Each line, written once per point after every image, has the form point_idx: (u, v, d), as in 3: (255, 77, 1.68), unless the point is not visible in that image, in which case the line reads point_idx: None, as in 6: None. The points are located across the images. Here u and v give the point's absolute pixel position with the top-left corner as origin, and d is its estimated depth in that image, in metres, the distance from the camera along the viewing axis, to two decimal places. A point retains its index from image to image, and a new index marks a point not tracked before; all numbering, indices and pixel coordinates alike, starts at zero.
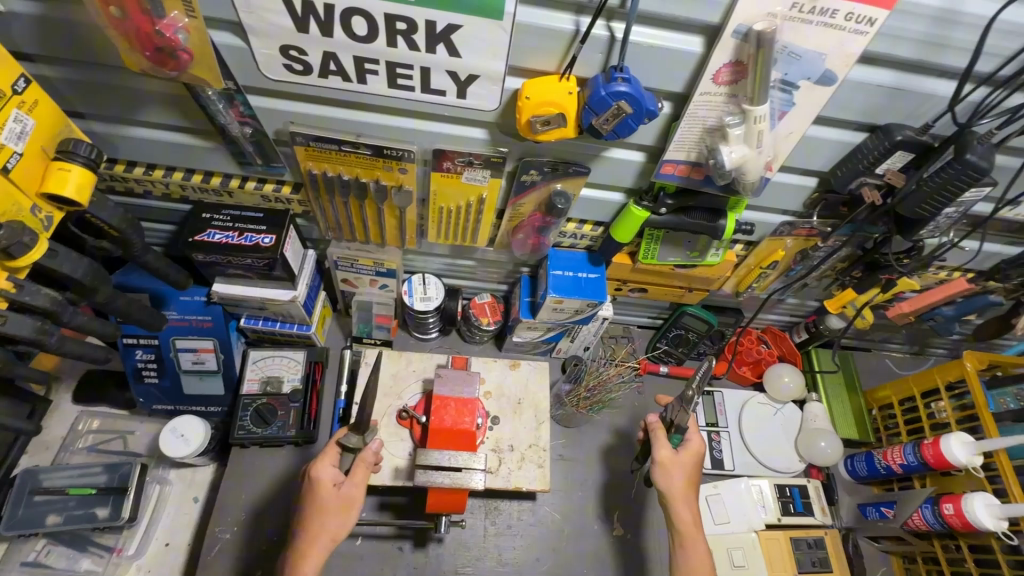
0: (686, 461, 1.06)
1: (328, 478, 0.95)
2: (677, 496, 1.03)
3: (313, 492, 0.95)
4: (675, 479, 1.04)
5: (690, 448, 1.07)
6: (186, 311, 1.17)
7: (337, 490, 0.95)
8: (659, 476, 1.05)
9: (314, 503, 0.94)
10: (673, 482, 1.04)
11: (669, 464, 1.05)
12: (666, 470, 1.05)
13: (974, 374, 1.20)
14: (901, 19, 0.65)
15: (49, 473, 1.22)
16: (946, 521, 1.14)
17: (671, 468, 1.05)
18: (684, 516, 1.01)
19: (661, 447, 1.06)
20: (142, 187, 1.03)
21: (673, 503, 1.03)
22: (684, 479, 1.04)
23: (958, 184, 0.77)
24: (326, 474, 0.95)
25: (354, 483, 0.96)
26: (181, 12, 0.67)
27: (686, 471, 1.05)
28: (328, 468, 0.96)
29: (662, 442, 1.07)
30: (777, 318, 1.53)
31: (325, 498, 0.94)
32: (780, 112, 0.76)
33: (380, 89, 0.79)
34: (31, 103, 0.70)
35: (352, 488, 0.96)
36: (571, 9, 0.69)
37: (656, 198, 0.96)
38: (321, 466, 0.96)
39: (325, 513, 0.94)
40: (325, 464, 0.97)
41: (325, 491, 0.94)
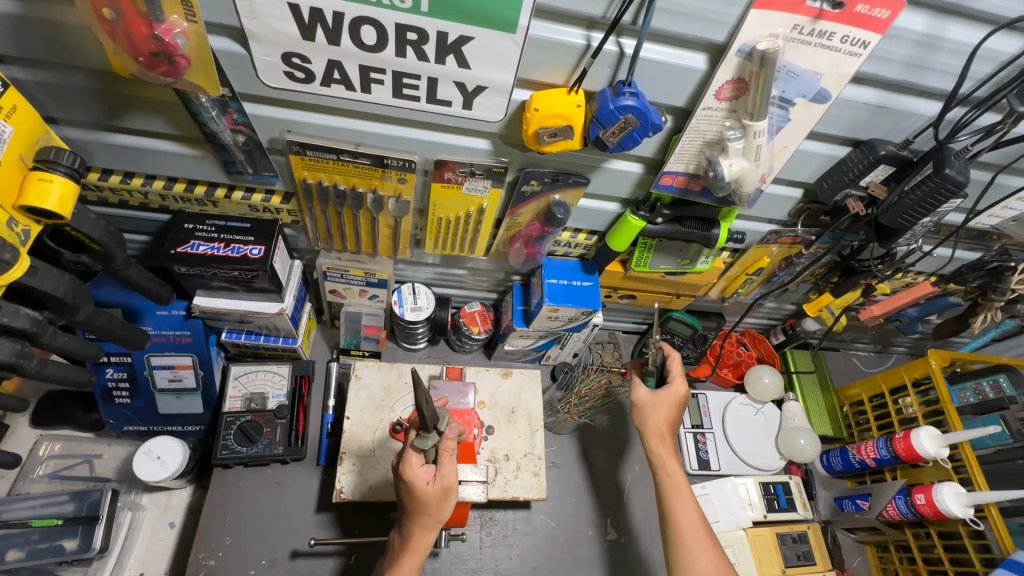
0: (662, 402, 1.09)
1: (422, 478, 0.88)
2: (655, 433, 1.07)
3: (410, 494, 0.88)
4: (651, 418, 1.08)
5: (668, 391, 1.09)
6: (163, 326, 1.10)
7: (433, 485, 0.88)
8: (637, 416, 1.10)
9: (415, 503, 0.89)
10: (649, 421, 1.08)
11: (644, 403, 1.09)
12: (644, 409, 1.09)
13: (938, 371, 1.28)
14: (890, 43, 0.69)
15: (7, 504, 1.13)
16: (917, 510, 1.21)
17: (649, 408, 1.09)
18: (661, 451, 1.06)
19: (637, 390, 1.10)
20: (117, 196, 0.97)
21: (649, 438, 1.08)
22: (661, 418, 1.08)
23: (938, 197, 0.83)
24: (418, 474, 0.88)
25: (452, 471, 0.89)
26: (181, 16, 0.64)
27: (664, 410, 1.08)
28: (417, 469, 0.89)
29: (639, 384, 1.12)
30: (755, 321, 1.58)
31: (423, 496, 0.88)
32: (777, 127, 0.79)
33: (384, 99, 0.78)
34: (11, 109, 0.65)
35: (449, 475, 0.89)
36: (582, 24, 0.70)
37: (653, 208, 0.98)
38: (410, 469, 0.88)
39: (434, 507, 0.89)
40: (412, 465, 0.89)
41: (422, 493, 0.88)
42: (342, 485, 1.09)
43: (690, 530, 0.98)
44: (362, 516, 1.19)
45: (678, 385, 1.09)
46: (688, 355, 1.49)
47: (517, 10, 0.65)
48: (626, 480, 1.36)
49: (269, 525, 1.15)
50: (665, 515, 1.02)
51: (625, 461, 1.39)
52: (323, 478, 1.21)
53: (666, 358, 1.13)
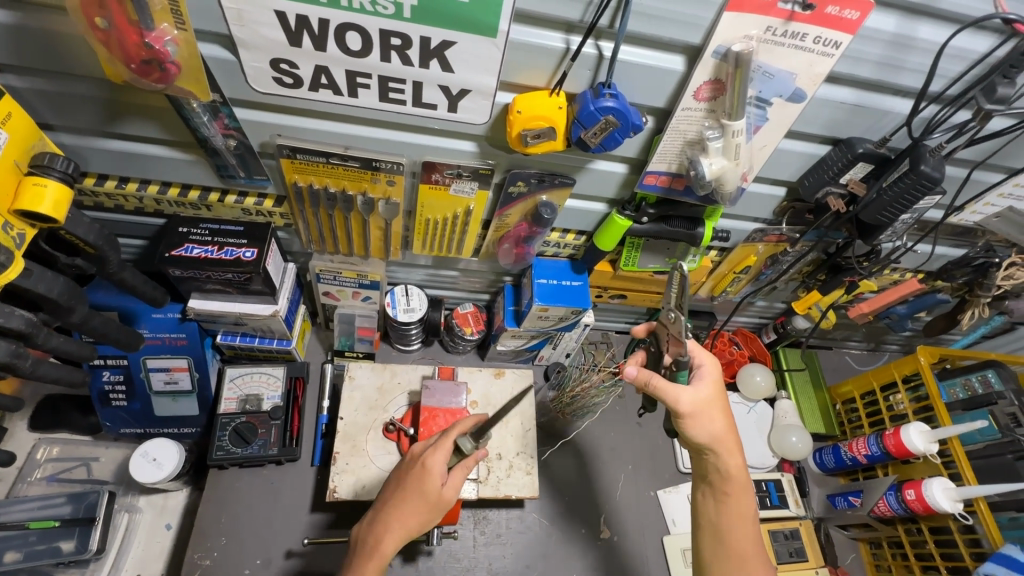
0: (714, 397, 0.88)
1: (438, 473, 0.90)
2: (720, 440, 0.87)
3: (419, 480, 0.89)
4: (710, 422, 0.87)
5: (702, 377, 0.89)
6: (159, 329, 1.12)
7: (440, 488, 0.89)
8: (695, 423, 0.86)
9: (416, 491, 0.89)
10: (711, 428, 0.87)
11: (695, 410, 0.86)
12: (699, 416, 0.86)
13: (927, 367, 1.29)
14: (861, 44, 0.71)
15: (5, 507, 1.14)
16: (908, 505, 1.22)
17: (703, 412, 0.87)
18: (735, 464, 0.89)
19: (685, 397, 0.85)
20: (113, 201, 0.99)
21: (717, 450, 0.88)
22: (719, 418, 0.88)
23: (915, 193, 0.85)
24: (437, 466, 0.90)
25: (458, 488, 0.91)
26: (171, 24, 0.66)
27: (718, 406, 0.88)
28: (441, 463, 0.90)
29: (678, 389, 0.86)
30: (747, 320, 1.60)
31: (427, 489, 0.89)
32: (755, 127, 0.81)
33: (372, 102, 0.80)
34: (5, 116, 0.67)
35: (452, 490, 0.90)
36: (562, 28, 0.71)
37: (638, 208, 1.00)
38: (435, 457, 0.91)
39: (423, 508, 0.88)
40: (438, 455, 0.91)
41: (430, 485, 0.89)
42: (335, 484, 1.09)
43: (748, 546, 0.87)
44: (356, 516, 1.20)
45: (708, 360, 0.91)
46: None
47: (498, 15, 0.67)
48: (619, 478, 1.37)
49: (264, 526, 1.16)
50: (719, 526, 0.90)
51: (618, 460, 1.40)
52: (317, 478, 1.22)
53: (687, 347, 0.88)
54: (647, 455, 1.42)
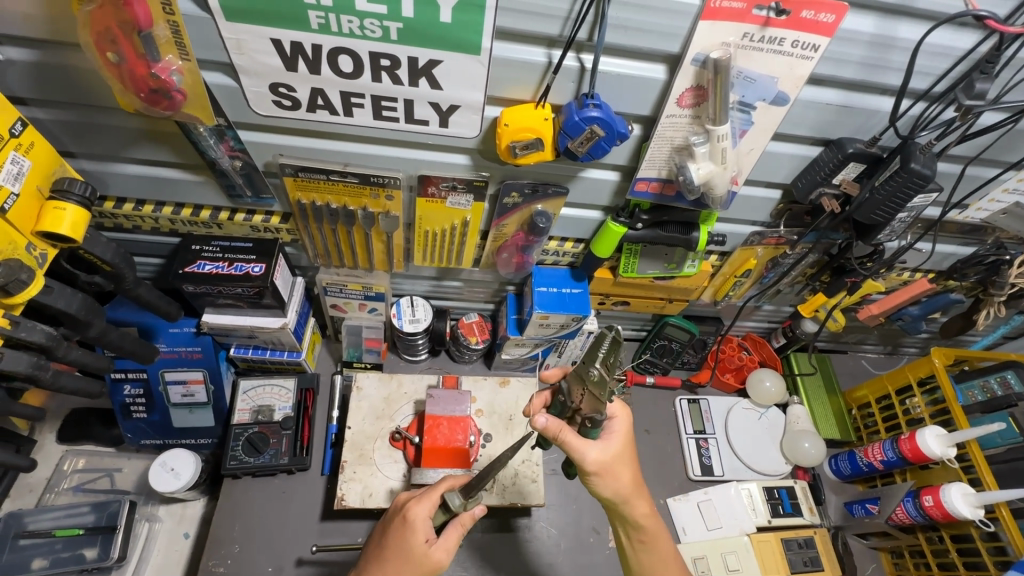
0: (623, 454, 0.84)
1: (424, 527, 0.86)
2: (628, 495, 0.85)
3: (402, 535, 0.86)
4: (619, 478, 0.84)
5: (609, 433, 0.85)
6: (175, 343, 1.17)
7: (425, 546, 0.86)
8: (604, 482, 0.84)
9: (401, 549, 0.86)
10: (618, 485, 0.84)
11: (604, 467, 0.83)
12: (606, 473, 0.83)
13: (942, 369, 1.26)
14: (841, 45, 0.72)
15: (34, 515, 1.20)
16: (926, 512, 1.18)
17: (611, 468, 0.83)
18: (644, 510, 0.87)
19: (592, 454, 0.82)
20: (131, 222, 1.05)
21: (627, 503, 0.86)
22: (629, 474, 0.85)
23: (907, 190, 0.86)
24: (418, 519, 0.87)
25: (445, 549, 0.87)
26: (175, 55, 0.72)
27: (627, 461, 0.85)
28: (423, 517, 0.87)
29: (584, 448, 0.81)
30: (756, 325, 1.58)
31: (412, 545, 0.86)
32: (741, 131, 0.82)
33: (366, 121, 0.83)
34: (28, 145, 0.72)
35: (439, 551, 0.87)
36: (543, 43, 0.74)
37: (632, 215, 1.01)
38: (420, 510, 0.88)
39: (405, 566, 0.85)
40: (423, 506, 0.88)
41: (415, 541, 0.85)
42: (343, 492, 1.11)
43: None
44: (365, 524, 1.22)
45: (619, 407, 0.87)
46: (690, 360, 1.50)
47: (479, 34, 0.70)
48: None
49: (276, 534, 1.19)
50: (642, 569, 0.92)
51: None
52: (327, 487, 1.25)
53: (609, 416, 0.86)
54: (655, 462, 1.40)
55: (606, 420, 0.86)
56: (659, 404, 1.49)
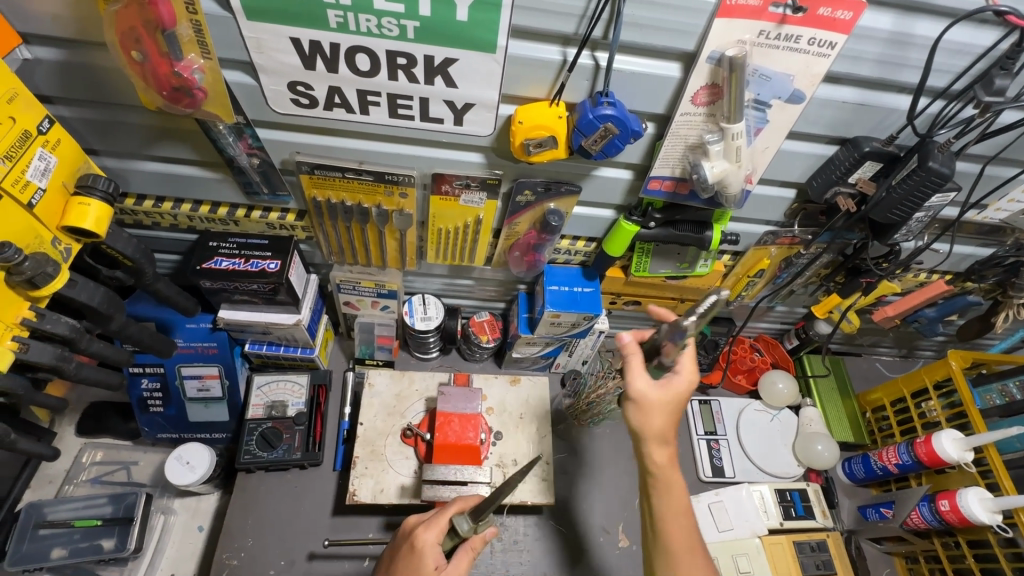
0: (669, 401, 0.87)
1: (432, 553, 0.88)
2: (657, 435, 0.87)
3: (411, 562, 0.88)
4: (653, 418, 0.87)
5: (667, 380, 0.88)
6: (192, 338, 1.19)
7: (433, 572, 0.87)
8: (635, 413, 0.88)
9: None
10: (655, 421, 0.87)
11: (642, 395, 0.87)
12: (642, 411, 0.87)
13: (959, 371, 1.24)
14: (859, 43, 0.72)
15: (53, 506, 1.23)
16: (943, 517, 1.17)
17: (650, 410, 0.87)
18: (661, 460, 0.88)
19: (638, 383, 0.88)
20: (150, 219, 1.07)
21: (649, 445, 0.88)
22: (664, 419, 0.87)
23: (925, 189, 0.85)
24: (427, 543, 0.89)
25: (455, 574, 0.88)
26: (198, 54, 0.73)
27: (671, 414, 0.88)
28: (433, 542, 0.89)
29: (636, 374, 0.89)
30: (768, 327, 1.57)
31: (421, 572, 0.87)
32: (756, 129, 0.82)
33: (382, 119, 0.84)
34: (55, 142, 0.74)
35: (449, 575, 0.88)
36: (557, 41, 0.75)
37: (645, 213, 1.01)
38: (428, 535, 0.90)
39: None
40: (431, 532, 0.90)
41: (423, 566, 0.87)
42: (355, 488, 1.12)
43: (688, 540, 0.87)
44: (376, 519, 1.23)
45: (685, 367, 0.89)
46: (701, 361, 1.49)
47: (495, 32, 0.70)
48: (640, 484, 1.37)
49: (288, 528, 1.21)
50: (656, 527, 0.89)
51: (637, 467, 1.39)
52: (339, 482, 1.26)
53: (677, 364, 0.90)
54: None
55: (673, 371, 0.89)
56: None
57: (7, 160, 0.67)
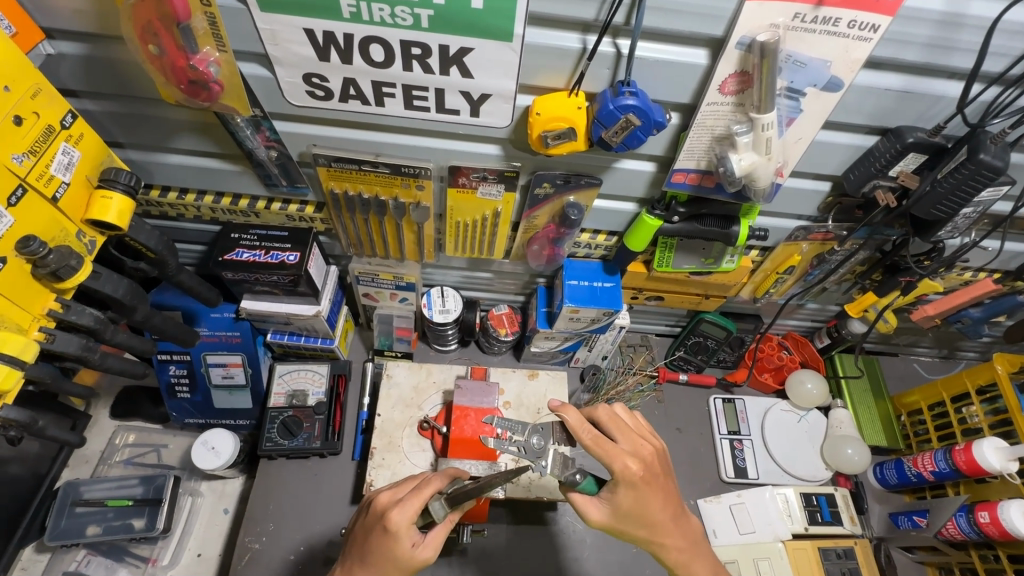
0: (632, 510, 0.81)
1: (408, 534, 0.84)
2: (653, 537, 0.84)
3: (386, 543, 0.84)
4: (631, 531, 0.83)
5: (613, 496, 0.81)
6: (217, 327, 1.21)
7: (410, 550, 0.84)
8: (616, 532, 0.84)
9: (385, 554, 0.84)
10: (647, 525, 0.83)
11: (613, 523, 0.83)
12: (617, 526, 0.83)
13: (1005, 376, 1.17)
14: (905, 24, 0.66)
15: (89, 485, 1.28)
16: (981, 529, 1.11)
17: (625, 519, 0.82)
18: (678, 545, 0.86)
19: (594, 513, 0.83)
20: (175, 211, 1.09)
21: (654, 543, 0.85)
22: (644, 527, 0.83)
23: (973, 184, 0.79)
24: (402, 525, 0.83)
25: (432, 548, 0.86)
26: (213, 47, 0.73)
27: (640, 519, 0.82)
28: (407, 522, 0.84)
29: (586, 506, 0.83)
30: (798, 324, 1.51)
31: (396, 549, 0.84)
32: (789, 119, 0.77)
33: (398, 110, 0.83)
34: (78, 136, 0.75)
35: (426, 549, 0.85)
36: (578, 28, 0.72)
37: (668, 207, 0.97)
38: (402, 517, 0.84)
39: (392, 571, 0.84)
40: (406, 513, 0.84)
41: (398, 547, 0.83)
42: (372, 478, 1.13)
43: None
44: None
45: (622, 471, 0.78)
46: (726, 358, 1.45)
47: (512, 19, 0.68)
48: None
49: (309, 514, 1.23)
50: None
51: None
52: (357, 471, 1.28)
53: (617, 473, 0.78)
54: (685, 462, 1.37)
55: (612, 487, 0.81)
56: (692, 402, 1.45)
57: (31, 155, 0.68)
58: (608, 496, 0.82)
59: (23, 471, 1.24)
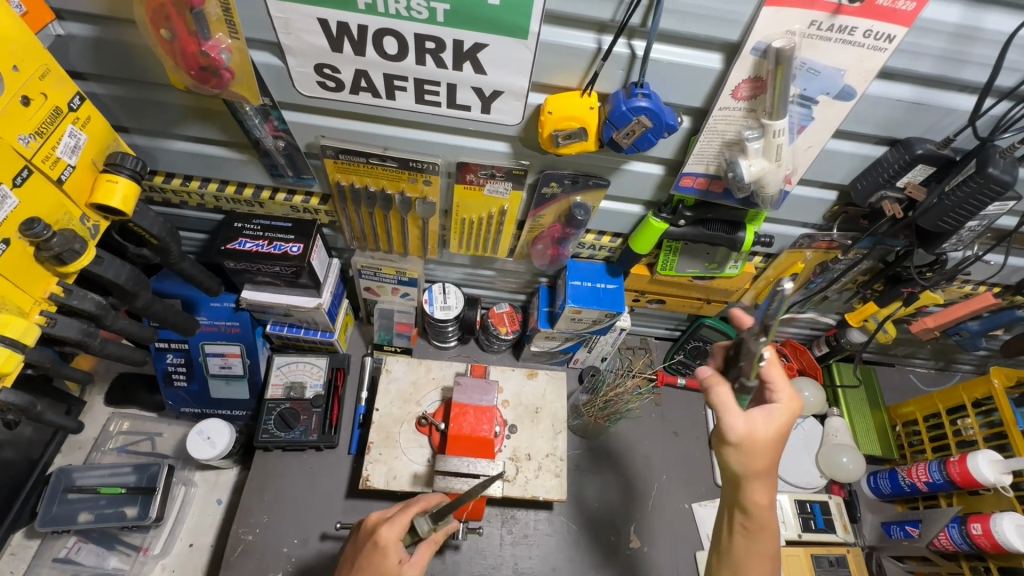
0: (774, 436, 0.77)
1: (396, 549, 0.84)
2: (758, 476, 0.77)
3: (374, 557, 0.84)
4: (754, 460, 0.76)
5: (768, 412, 0.77)
6: (216, 317, 1.20)
7: (398, 566, 0.84)
8: (733, 454, 0.77)
9: (373, 570, 0.83)
10: (755, 466, 0.76)
11: (748, 439, 0.76)
12: (747, 448, 0.76)
13: (1002, 390, 1.18)
14: (919, 36, 0.66)
15: (81, 471, 1.27)
16: (974, 541, 1.11)
17: (753, 448, 0.76)
18: (764, 499, 0.78)
19: (735, 421, 0.76)
20: (178, 198, 1.08)
21: (747, 482, 0.77)
22: (766, 461, 0.76)
23: (981, 197, 0.79)
24: (390, 542, 0.84)
25: (418, 566, 0.85)
26: (226, 33, 0.72)
27: (765, 452, 0.77)
28: (395, 539, 0.85)
29: (735, 409, 0.76)
30: (796, 332, 1.52)
31: (385, 565, 0.84)
32: (799, 127, 0.77)
33: (408, 104, 0.83)
34: (85, 119, 0.74)
35: (413, 568, 0.85)
36: (593, 28, 0.71)
37: (675, 211, 0.97)
38: (391, 532, 0.85)
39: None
40: (394, 529, 0.86)
41: (386, 561, 0.83)
42: (368, 473, 1.12)
43: None
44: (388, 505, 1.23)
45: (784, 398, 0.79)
46: None
47: (527, 16, 0.67)
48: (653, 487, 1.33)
49: (303, 507, 1.22)
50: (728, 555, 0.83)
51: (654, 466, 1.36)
52: (353, 465, 1.28)
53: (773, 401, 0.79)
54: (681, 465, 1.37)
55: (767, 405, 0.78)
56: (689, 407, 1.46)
57: (37, 136, 0.68)
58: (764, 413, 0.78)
59: (15, 455, 1.24)
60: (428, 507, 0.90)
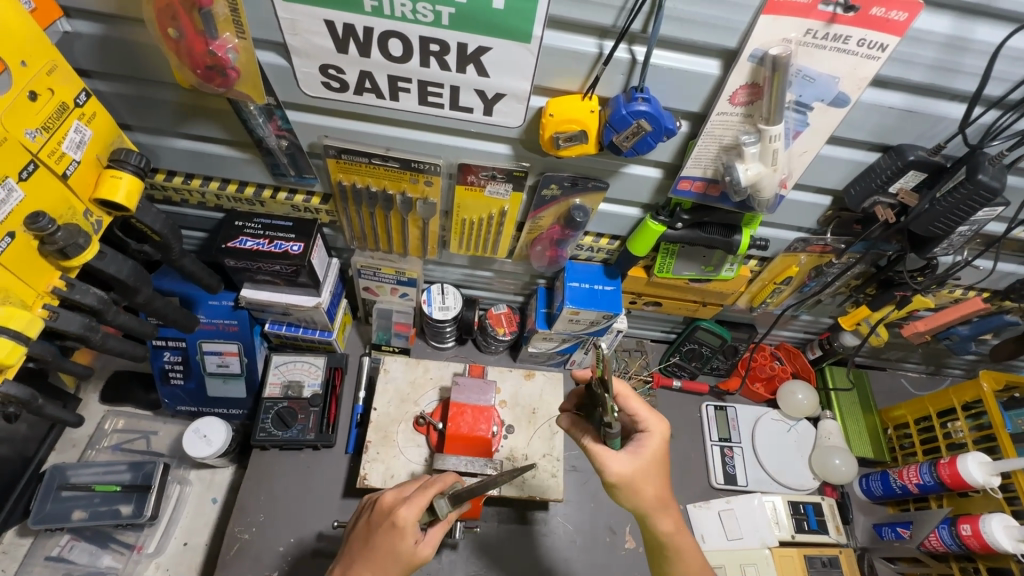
0: (650, 468, 0.87)
1: (413, 531, 0.85)
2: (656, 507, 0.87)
3: (391, 538, 0.85)
4: (641, 492, 0.86)
5: (641, 447, 0.87)
6: (214, 315, 1.20)
7: (413, 547, 0.85)
8: (627, 493, 0.87)
9: (389, 551, 0.85)
10: (642, 499, 0.87)
11: (629, 479, 0.86)
12: (633, 485, 0.86)
13: (990, 395, 1.20)
14: (911, 45, 0.68)
15: (76, 469, 1.26)
16: (963, 542, 1.13)
17: (636, 482, 0.86)
18: (670, 525, 0.88)
19: (614, 467, 0.85)
20: (179, 196, 1.09)
21: (651, 515, 0.88)
22: (653, 488, 0.86)
23: (970, 204, 0.81)
24: (409, 525, 0.85)
25: (432, 546, 0.88)
26: (233, 33, 0.73)
27: (651, 479, 0.87)
28: (414, 520, 0.86)
29: (609, 455, 0.86)
30: (791, 335, 1.54)
31: (401, 546, 0.85)
32: (795, 132, 0.79)
33: (412, 106, 0.84)
34: (90, 115, 0.75)
35: (426, 546, 0.88)
36: (594, 34, 0.73)
37: (672, 214, 0.99)
38: (410, 513, 0.86)
39: (392, 567, 0.85)
40: (413, 510, 0.86)
41: (403, 543, 0.84)
42: (366, 472, 1.13)
43: None
44: None
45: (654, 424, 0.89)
46: (719, 366, 1.46)
47: (531, 22, 0.69)
48: None
49: (300, 506, 1.22)
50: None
51: None
52: (351, 464, 1.28)
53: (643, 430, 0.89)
54: (677, 466, 1.38)
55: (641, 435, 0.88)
56: (684, 409, 1.47)
57: (43, 131, 0.68)
58: (632, 450, 0.87)
59: (9, 453, 1.23)
60: (445, 486, 0.90)
